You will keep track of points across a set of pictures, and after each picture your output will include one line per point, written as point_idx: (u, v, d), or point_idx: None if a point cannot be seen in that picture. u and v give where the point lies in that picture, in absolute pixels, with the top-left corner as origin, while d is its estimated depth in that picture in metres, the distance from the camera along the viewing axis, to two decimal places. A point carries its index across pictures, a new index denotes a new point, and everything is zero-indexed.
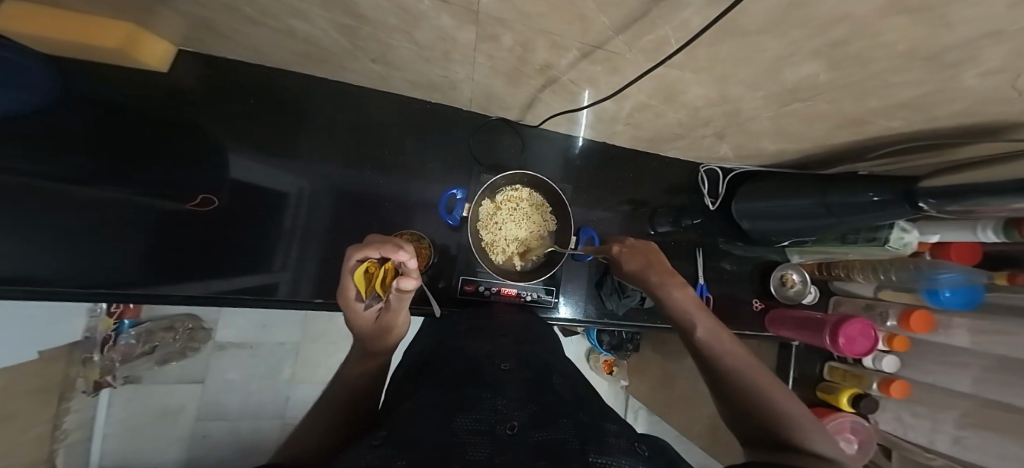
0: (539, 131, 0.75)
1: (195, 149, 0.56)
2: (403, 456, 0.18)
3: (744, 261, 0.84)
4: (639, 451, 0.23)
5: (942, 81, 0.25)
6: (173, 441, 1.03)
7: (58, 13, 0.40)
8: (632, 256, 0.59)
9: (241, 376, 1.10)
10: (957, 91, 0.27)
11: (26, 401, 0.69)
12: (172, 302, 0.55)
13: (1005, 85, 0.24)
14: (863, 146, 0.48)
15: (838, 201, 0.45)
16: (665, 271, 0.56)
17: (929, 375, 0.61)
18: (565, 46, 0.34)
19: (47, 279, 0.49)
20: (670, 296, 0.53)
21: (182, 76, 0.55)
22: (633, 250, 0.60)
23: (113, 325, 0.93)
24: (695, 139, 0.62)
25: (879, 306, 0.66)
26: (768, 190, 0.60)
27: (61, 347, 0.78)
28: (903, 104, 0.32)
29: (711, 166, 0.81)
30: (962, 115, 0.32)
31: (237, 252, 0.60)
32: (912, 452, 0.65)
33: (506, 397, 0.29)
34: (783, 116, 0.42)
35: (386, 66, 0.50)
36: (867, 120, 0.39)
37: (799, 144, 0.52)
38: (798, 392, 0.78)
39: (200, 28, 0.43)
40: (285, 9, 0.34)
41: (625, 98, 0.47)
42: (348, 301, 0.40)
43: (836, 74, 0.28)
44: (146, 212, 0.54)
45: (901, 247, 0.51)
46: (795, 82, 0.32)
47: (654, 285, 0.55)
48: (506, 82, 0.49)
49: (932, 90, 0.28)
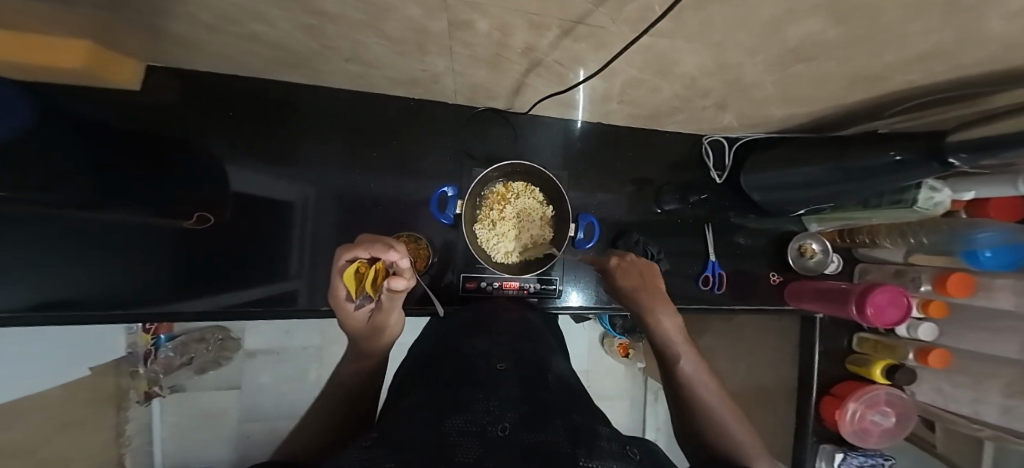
0: (530, 118, 0.73)
1: (188, 166, 0.57)
2: (391, 456, 0.17)
3: (759, 235, 0.80)
4: (631, 456, 0.22)
5: (966, 27, 0.22)
6: (222, 442, 1.11)
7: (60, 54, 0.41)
8: (627, 274, 0.62)
9: (272, 380, 1.16)
10: (986, 36, 0.23)
11: (85, 414, 0.76)
12: (183, 319, 0.57)
13: None
14: (881, 102, 0.44)
15: (856, 164, 0.41)
16: (661, 298, 0.57)
17: (968, 343, 0.57)
18: (545, 26, 0.31)
19: (67, 303, 0.52)
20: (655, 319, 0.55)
21: (156, 92, 0.55)
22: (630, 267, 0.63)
23: (151, 339, 0.99)
24: (696, 111, 0.59)
25: (911, 271, 0.62)
26: (780, 160, 0.56)
27: (107, 363, 0.85)
28: (922, 56, 0.29)
29: (715, 137, 0.76)
30: (990, 61, 0.29)
31: (246, 264, 0.62)
32: (959, 424, 0.60)
33: (498, 398, 0.28)
34: (789, 78, 0.39)
35: (361, 65, 0.49)
36: (882, 76, 0.35)
37: (810, 107, 0.48)
38: (824, 366, 0.75)
39: (175, 43, 0.43)
40: (248, 13, 0.33)
41: (615, 74, 0.44)
42: (340, 302, 0.43)
43: (843, 29, 0.25)
44: (154, 231, 0.56)
45: (932, 207, 0.46)
46: (798, 41, 0.29)
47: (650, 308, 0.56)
48: (489, 70, 0.48)
49: (953, 38, 0.24)
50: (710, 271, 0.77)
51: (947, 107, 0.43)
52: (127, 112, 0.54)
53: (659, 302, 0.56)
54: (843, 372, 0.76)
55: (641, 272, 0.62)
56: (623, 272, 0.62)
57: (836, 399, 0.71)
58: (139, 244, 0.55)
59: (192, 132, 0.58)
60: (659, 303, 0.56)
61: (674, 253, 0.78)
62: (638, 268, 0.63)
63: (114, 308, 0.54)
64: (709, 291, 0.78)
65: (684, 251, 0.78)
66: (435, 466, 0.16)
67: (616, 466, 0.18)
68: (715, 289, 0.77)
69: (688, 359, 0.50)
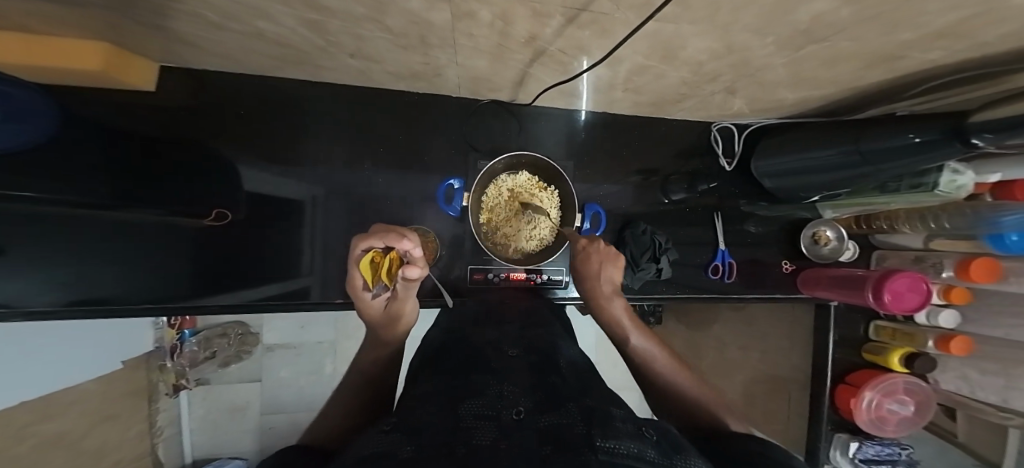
0: (534, 109, 0.72)
1: (203, 165, 0.59)
2: (412, 441, 0.17)
3: (770, 222, 0.78)
4: (647, 435, 0.22)
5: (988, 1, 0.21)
6: (246, 433, 1.17)
7: (77, 43, 0.41)
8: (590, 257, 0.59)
9: (291, 374, 1.20)
10: (1008, 10, 0.22)
11: (121, 405, 0.81)
12: (207, 312, 0.60)
13: None
14: (898, 83, 0.42)
15: (873, 148, 0.40)
16: (610, 283, 0.58)
17: (1000, 329, 0.54)
18: (547, 14, 0.31)
19: (101, 298, 0.55)
20: (611, 308, 0.56)
21: (167, 93, 0.57)
22: (594, 253, 0.60)
23: (176, 335, 1.01)
24: (704, 97, 0.57)
25: (931, 257, 0.60)
26: (796, 142, 0.54)
27: (138, 357, 0.89)
28: (942, 33, 0.27)
29: (723, 123, 0.75)
30: (1016, 36, 0.27)
31: (263, 261, 0.64)
32: (984, 413, 0.59)
33: (511, 383, 0.29)
34: (800, 60, 0.38)
35: (364, 60, 0.50)
36: (900, 55, 0.34)
37: (823, 90, 0.47)
38: (840, 355, 0.74)
39: (184, 43, 0.45)
40: (250, 10, 0.33)
41: (619, 62, 0.44)
42: (357, 291, 0.44)
43: (858, 8, 0.24)
44: (177, 229, 0.58)
45: (953, 190, 0.44)
46: (810, 22, 0.28)
47: (599, 296, 0.57)
48: (493, 61, 0.47)
49: (974, 14, 0.23)
50: (719, 260, 0.76)
51: (969, 88, 0.42)
52: (140, 111, 0.56)
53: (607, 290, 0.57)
54: (858, 361, 0.74)
55: (600, 259, 0.59)
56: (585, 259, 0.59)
57: (850, 387, 0.70)
58: (166, 241, 0.58)
59: (205, 132, 0.59)
60: (606, 290, 0.57)
61: (683, 242, 0.77)
62: (599, 255, 0.59)
63: (143, 302, 0.57)
64: (719, 280, 0.77)
65: (693, 241, 0.77)
66: (455, 449, 0.16)
67: (632, 445, 0.19)
68: (724, 278, 0.76)
69: (637, 337, 0.54)
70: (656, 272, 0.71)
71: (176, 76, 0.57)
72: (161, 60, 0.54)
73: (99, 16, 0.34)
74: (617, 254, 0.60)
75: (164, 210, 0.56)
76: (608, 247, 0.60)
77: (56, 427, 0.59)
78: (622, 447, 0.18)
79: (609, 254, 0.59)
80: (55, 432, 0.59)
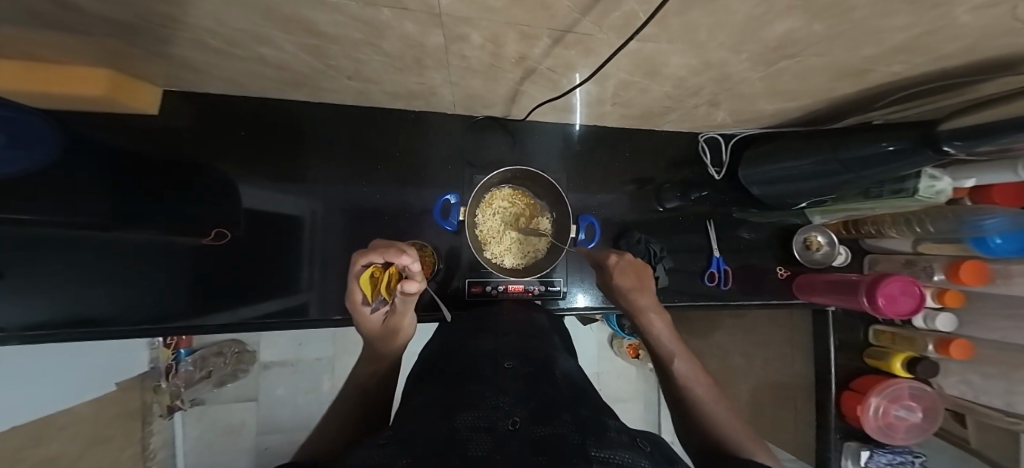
0: (527, 124, 0.74)
1: (206, 186, 0.61)
2: (406, 452, 0.18)
3: (763, 229, 0.79)
4: (639, 445, 0.22)
5: (939, 19, 0.23)
6: (242, 454, 1.14)
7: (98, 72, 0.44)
8: (624, 273, 0.60)
9: (289, 392, 1.18)
10: (959, 27, 0.24)
11: (114, 427, 0.80)
12: (205, 331, 0.60)
13: (1006, 16, 0.21)
14: (872, 94, 0.44)
15: (851, 156, 0.41)
16: (645, 296, 0.58)
17: (993, 332, 0.55)
18: (535, 35, 0.32)
19: (99, 319, 0.55)
20: (648, 321, 0.56)
21: (170, 116, 0.59)
22: (627, 267, 0.61)
23: (171, 354, 1.02)
24: (689, 110, 0.59)
25: (921, 261, 0.60)
26: (776, 152, 0.56)
27: (132, 378, 0.89)
28: (901, 48, 0.29)
29: (710, 134, 0.77)
30: (975, 50, 0.29)
31: (262, 278, 0.64)
32: (992, 418, 0.57)
33: (508, 395, 0.29)
34: (775, 75, 0.39)
35: (362, 81, 0.52)
36: (868, 69, 0.35)
37: (801, 101, 0.48)
38: (842, 361, 0.73)
39: (187, 67, 0.46)
40: (254, 38, 0.35)
41: (607, 78, 0.45)
42: (356, 305, 0.45)
43: (822, 26, 0.26)
44: (179, 248, 0.59)
45: (934, 195, 0.46)
46: (779, 39, 0.30)
47: (636, 306, 0.58)
48: (485, 79, 0.49)
49: (928, 31, 0.25)
50: (714, 267, 0.77)
51: (938, 99, 0.43)
52: (144, 134, 0.58)
53: (646, 300, 0.58)
54: (860, 366, 0.74)
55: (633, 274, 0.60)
56: (620, 273, 0.60)
57: (856, 394, 0.69)
58: (166, 262, 0.59)
59: (207, 153, 0.61)
60: (643, 301, 0.58)
61: (678, 250, 0.78)
62: (631, 270, 0.60)
63: (140, 322, 0.57)
64: (715, 287, 0.77)
65: (689, 249, 0.78)
66: (451, 461, 0.17)
67: (625, 454, 0.19)
68: (721, 284, 0.77)
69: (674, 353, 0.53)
70: None
71: (180, 100, 0.59)
72: (166, 86, 0.56)
73: (110, 44, 0.36)
74: (648, 270, 0.61)
75: (161, 231, 0.58)
76: (637, 262, 0.63)
77: (48, 452, 0.58)
78: (616, 456, 0.18)
79: (639, 268, 0.61)
80: (46, 457, 0.57)
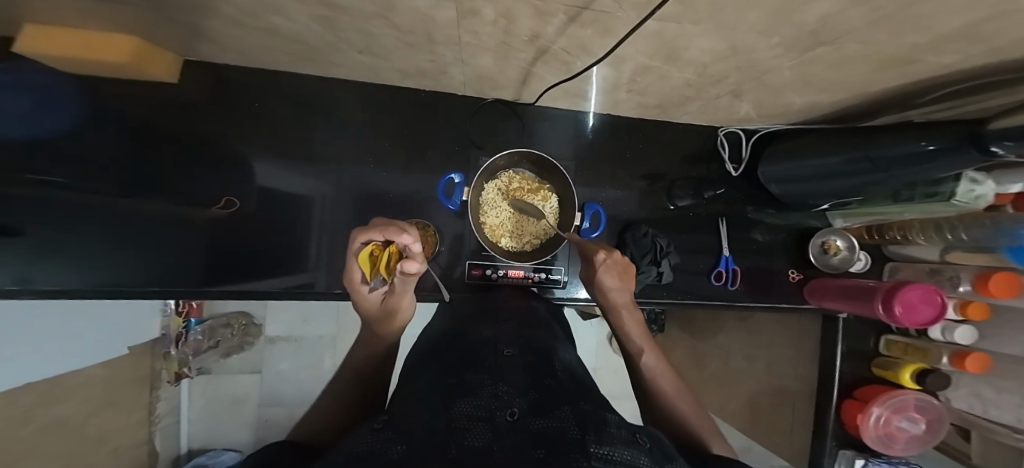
0: (538, 109, 0.72)
1: (217, 156, 0.60)
2: (402, 439, 0.17)
3: (777, 230, 0.76)
4: (642, 443, 0.21)
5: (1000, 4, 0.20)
6: (243, 424, 1.17)
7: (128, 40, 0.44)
8: (610, 273, 0.53)
9: (292, 367, 1.21)
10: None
11: (124, 392, 0.83)
12: (212, 296, 0.61)
13: None
14: (912, 89, 0.41)
15: (886, 154, 0.38)
16: (627, 295, 0.55)
17: (1014, 347, 0.52)
18: (549, 12, 0.30)
19: (113, 282, 0.56)
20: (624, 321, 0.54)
21: (186, 86, 0.58)
22: (613, 265, 0.53)
23: (182, 322, 1.05)
24: (710, 100, 0.56)
25: (947, 270, 0.58)
26: (802, 148, 0.53)
27: (143, 345, 0.91)
28: (955, 36, 0.26)
29: (731, 128, 0.74)
30: None
31: (265, 252, 0.63)
32: (997, 434, 0.55)
33: (506, 383, 0.28)
34: (808, 64, 0.36)
35: (372, 57, 0.50)
36: (914, 59, 0.32)
37: (833, 95, 0.45)
38: (848, 368, 0.71)
39: (193, 37, 0.45)
40: (253, 5, 0.33)
41: (623, 62, 0.43)
42: (354, 284, 0.44)
43: (863, 8, 0.23)
44: (183, 220, 0.59)
45: (972, 200, 0.43)
46: (817, 23, 0.27)
47: (615, 306, 0.54)
48: (496, 59, 0.47)
49: (988, 17, 0.22)
50: (723, 266, 0.75)
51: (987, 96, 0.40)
52: (154, 102, 0.56)
53: (623, 299, 0.54)
54: (867, 374, 0.72)
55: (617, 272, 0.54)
56: (607, 271, 0.53)
57: (859, 402, 0.67)
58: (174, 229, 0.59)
59: (213, 125, 0.60)
60: (623, 301, 0.54)
61: (686, 247, 0.76)
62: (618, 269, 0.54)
63: (151, 286, 0.58)
64: (723, 287, 0.75)
65: (698, 246, 0.76)
66: (445, 449, 0.16)
67: (626, 451, 0.18)
68: (728, 284, 0.75)
69: (648, 354, 0.52)
70: (657, 276, 0.70)
71: (196, 69, 0.58)
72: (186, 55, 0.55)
73: (105, 8, 0.35)
74: (630, 264, 0.56)
75: (174, 201, 0.58)
76: (621, 257, 0.56)
77: (56, 413, 0.60)
78: (617, 453, 0.17)
79: (626, 266, 0.55)
80: (54, 417, 0.59)
